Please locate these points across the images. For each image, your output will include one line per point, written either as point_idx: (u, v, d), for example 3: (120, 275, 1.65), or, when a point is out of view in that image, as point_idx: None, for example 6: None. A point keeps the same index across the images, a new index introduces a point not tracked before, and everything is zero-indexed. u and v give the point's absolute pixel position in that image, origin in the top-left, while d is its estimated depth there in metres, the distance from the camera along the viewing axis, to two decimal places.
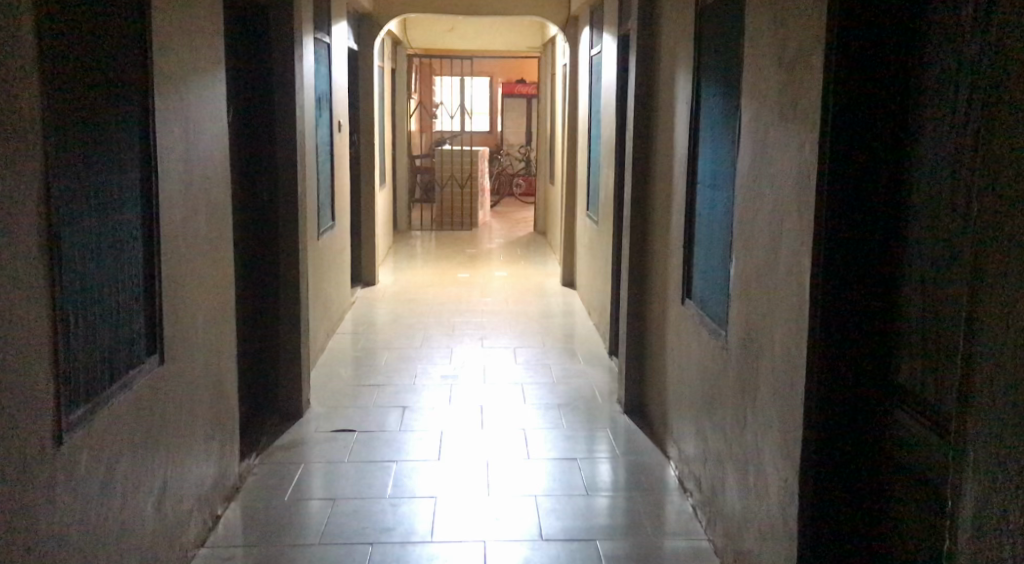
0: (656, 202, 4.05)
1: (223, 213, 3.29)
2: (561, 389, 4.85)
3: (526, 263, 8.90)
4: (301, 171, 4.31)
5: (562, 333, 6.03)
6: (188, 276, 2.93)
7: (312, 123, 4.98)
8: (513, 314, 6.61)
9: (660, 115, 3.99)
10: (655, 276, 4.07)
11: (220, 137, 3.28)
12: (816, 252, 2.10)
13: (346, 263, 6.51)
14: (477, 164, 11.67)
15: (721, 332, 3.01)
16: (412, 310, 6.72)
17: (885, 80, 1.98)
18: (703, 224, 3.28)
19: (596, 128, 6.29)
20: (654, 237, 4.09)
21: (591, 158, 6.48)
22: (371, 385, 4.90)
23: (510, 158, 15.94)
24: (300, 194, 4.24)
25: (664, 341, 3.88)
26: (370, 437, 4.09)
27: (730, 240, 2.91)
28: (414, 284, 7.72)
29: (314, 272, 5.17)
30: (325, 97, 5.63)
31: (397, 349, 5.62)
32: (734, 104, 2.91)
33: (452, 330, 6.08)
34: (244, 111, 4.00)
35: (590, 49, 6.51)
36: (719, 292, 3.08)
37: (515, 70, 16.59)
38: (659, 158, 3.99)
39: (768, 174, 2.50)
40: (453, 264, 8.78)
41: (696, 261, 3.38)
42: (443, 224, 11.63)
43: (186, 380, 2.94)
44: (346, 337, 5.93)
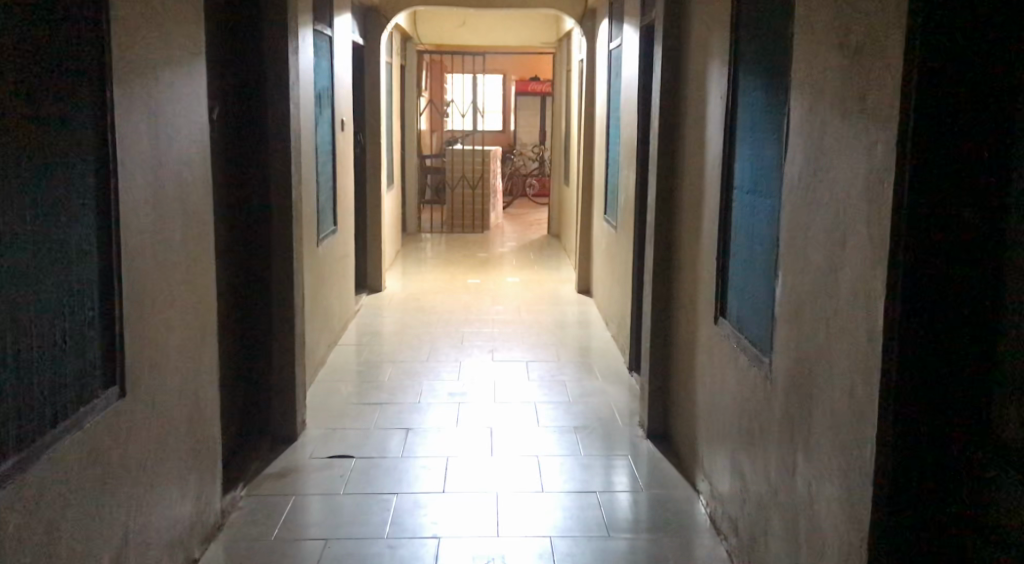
0: (684, 210, 3.69)
1: (203, 221, 2.95)
2: (578, 410, 4.48)
3: (540, 268, 8.56)
4: (295, 173, 3.96)
5: (578, 346, 5.68)
6: (159, 294, 2.59)
7: (310, 122, 4.65)
8: (525, 324, 6.26)
9: (690, 114, 3.62)
10: (682, 292, 3.70)
11: (200, 137, 2.94)
12: (891, 282, 1.72)
13: (349, 269, 6.19)
14: (489, 164, 11.34)
15: (763, 359, 2.65)
16: (419, 320, 6.38)
17: (982, 82, 1.63)
18: (741, 235, 2.92)
19: (615, 127, 5.92)
20: (682, 248, 3.72)
21: (609, 159, 6.13)
22: (373, 403, 4.56)
23: (522, 159, 15.59)
24: (295, 199, 3.90)
25: (693, 363, 3.51)
26: (369, 465, 3.74)
27: (776, 255, 2.55)
28: (422, 291, 7.39)
29: (312, 281, 4.82)
30: (324, 93, 5.24)
31: (402, 363, 5.27)
32: (781, 99, 2.55)
33: (461, 342, 5.72)
34: (232, 107, 3.65)
35: (609, 43, 6.16)
36: (761, 313, 2.71)
37: (529, 68, 16.21)
38: (688, 161, 3.63)
39: (826, 182, 2.14)
40: (463, 269, 8.44)
41: (732, 277, 3.02)
42: (454, 226, 11.31)
43: (157, 410, 2.60)
44: (349, 348, 5.60)
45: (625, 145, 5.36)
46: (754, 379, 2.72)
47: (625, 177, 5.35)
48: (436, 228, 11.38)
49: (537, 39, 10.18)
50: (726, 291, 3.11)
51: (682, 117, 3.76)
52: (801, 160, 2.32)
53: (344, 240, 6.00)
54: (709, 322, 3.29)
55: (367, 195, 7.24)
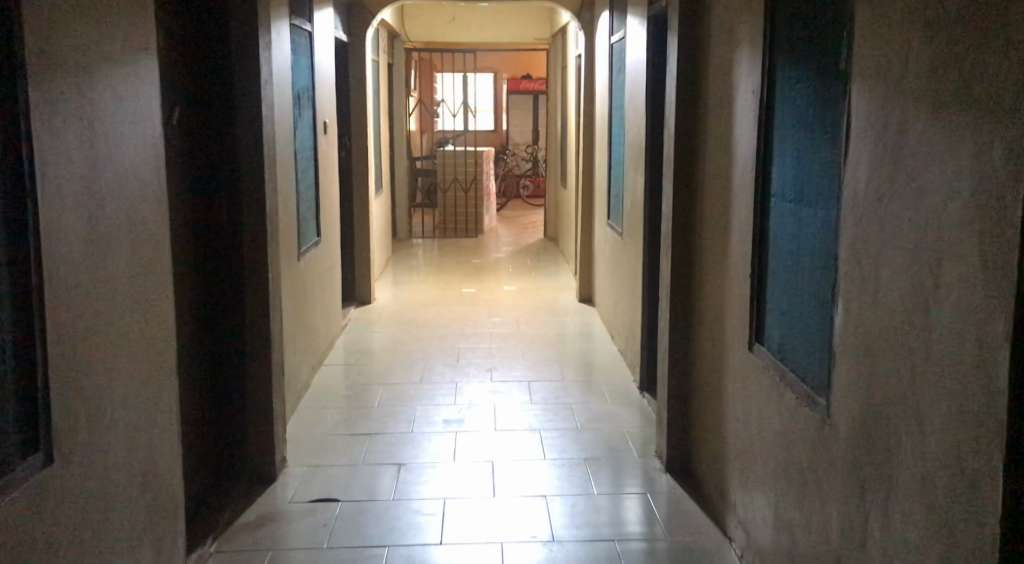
0: (707, 220, 3.28)
1: (155, 242, 2.53)
2: (586, 439, 4.06)
3: (537, 274, 8.16)
4: (270, 183, 3.54)
5: (582, 362, 5.27)
6: (100, 332, 2.18)
7: (287, 126, 4.23)
8: (525, 338, 5.85)
9: (712, 110, 3.22)
10: (705, 311, 3.30)
11: (151, 145, 2.52)
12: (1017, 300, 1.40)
13: (335, 284, 5.78)
14: (482, 166, 10.93)
15: (817, 400, 2.25)
16: (411, 335, 5.96)
17: None
18: (782, 251, 2.52)
19: (618, 125, 5.51)
20: (704, 262, 3.31)
21: (612, 160, 5.72)
22: (361, 434, 4.15)
23: (515, 159, 15.16)
24: (270, 212, 3.49)
25: (722, 393, 3.11)
26: (357, 510, 3.33)
27: (833, 277, 2.16)
28: (414, 302, 6.98)
29: (291, 300, 4.40)
30: (303, 93, 4.81)
31: (393, 386, 4.85)
32: (835, 94, 2.15)
33: (456, 360, 5.30)
34: (195, 109, 3.24)
35: (610, 36, 5.75)
36: (814, 343, 2.30)
37: (521, 65, 15.78)
38: (712, 163, 3.22)
39: (909, 189, 1.74)
40: (457, 277, 8.04)
41: (771, 299, 2.62)
42: (447, 230, 10.89)
43: (101, 470, 2.19)
44: (337, 368, 5.19)
45: (632, 145, 4.95)
46: (805, 420, 2.32)
47: (632, 181, 4.94)
48: (428, 232, 10.96)
49: (529, 34, 9.81)
50: (762, 313, 2.70)
51: (702, 114, 3.35)
52: (869, 163, 1.92)
53: (329, 252, 5.58)
54: (741, 348, 2.89)
55: (353, 201, 6.82)
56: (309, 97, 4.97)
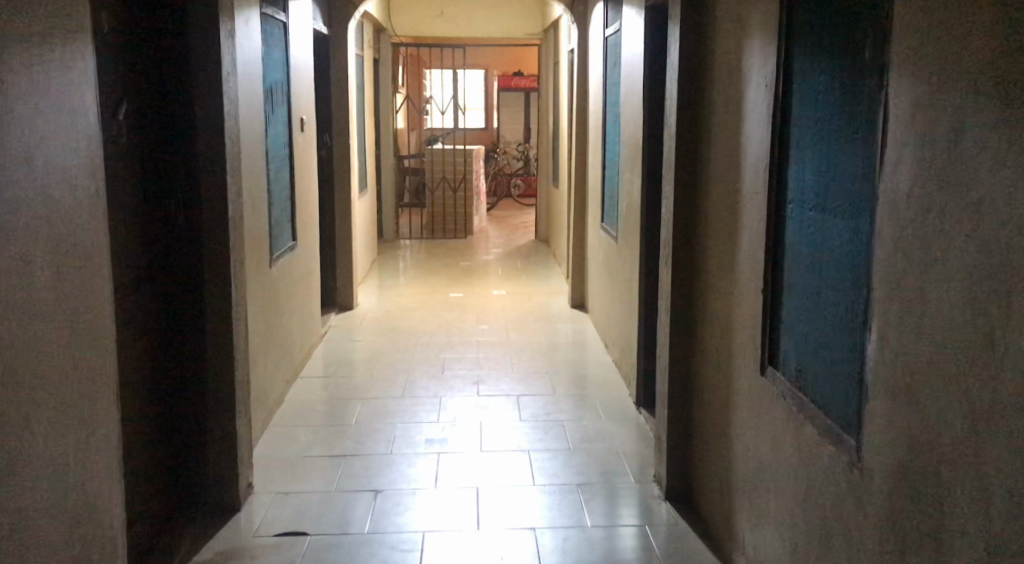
0: (712, 227, 2.99)
1: (91, 253, 2.23)
2: (579, 461, 3.76)
3: (527, 277, 7.87)
4: (233, 185, 3.24)
5: (575, 373, 4.98)
6: (17, 360, 1.87)
7: (256, 122, 3.92)
8: (514, 347, 5.55)
9: (719, 106, 2.92)
10: (710, 327, 3.01)
11: (87, 145, 2.22)
12: None
13: (314, 290, 5.47)
14: (471, 164, 10.62)
15: (842, 438, 1.96)
16: (394, 344, 5.67)
17: None
18: (802, 265, 2.23)
19: (613, 123, 5.21)
20: (709, 273, 3.03)
21: (607, 160, 5.43)
22: (337, 456, 3.85)
23: (506, 158, 14.88)
24: (233, 218, 3.19)
25: (728, 418, 2.82)
26: (327, 545, 3.03)
27: (863, 300, 1.87)
28: (399, 307, 6.68)
29: (262, 310, 4.10)
30: (275, 87, 4.51)
31: (373, 401, 4.54)
32: (866, 88, 1.87)
33: (441, 372, 5.00)
34: (146, 104, 2.93)
35: (605, 29, 5.45)
36: (840, 372, 2.01)
37: (513, 61, 15.47)
38: (718, 165, 2.94)
39: (971, 199, 1.45)
40: (444, 281, 7.73)
41: (787, 318, 2.33)
42: (435, 230, 10.59)
43: (20, 520, 1.88)
44: (314, 380, 4.89)
45: (628, 144, 4.66)
46: (827, 461, 2.03)
47: (628, 183, 4.65)
48: (416, 233, 10.66)
49: (520, 30, 9.51)
50: (776, 333, 2.41)
51: (707, 110, 3.06)
52: (913, 167, 1.63)
53: (306, 256, 5.27)
54: (750, 370, 2.60)
55: (334, 201, 6.51)
56: (283, 92, 4.67)
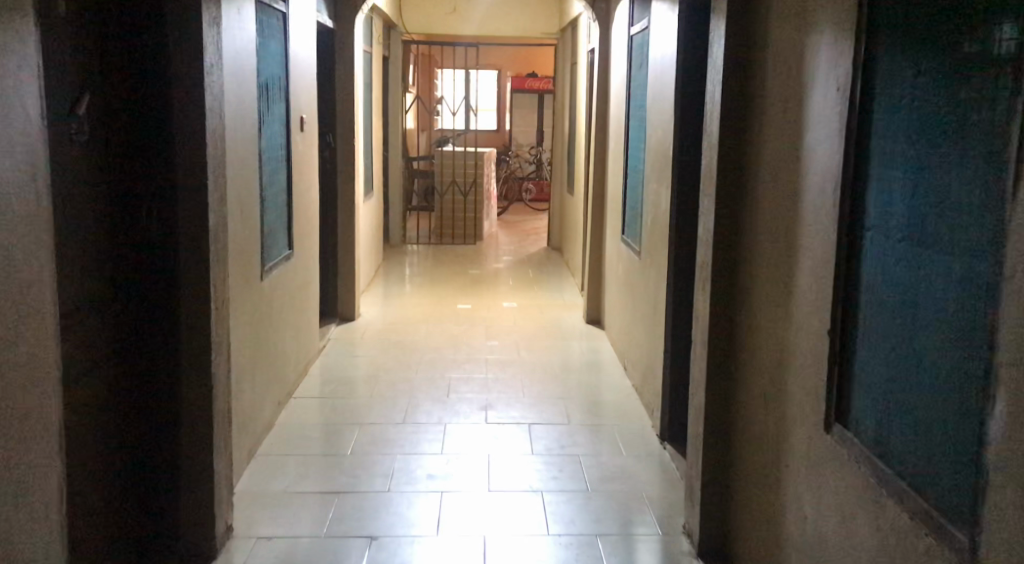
0: (760, 253, 2.61)
1: (28, 273, 1.86)
2: (598, 505, 3.38)
3: (539, 289, 7.49)
4: (216, 192, 2.87)
5: (591, 399, 4.60)
6: None
7: (247, 120, 3.55)
8: (526, 367, 5.17)
9: (772, 113, 2.54)
10: (756, 365, 2.63)
11: (27, 145, 1.85)
12: None
13: (312, 301, 5.10)
14: (482, 168, 10.24)
15: (942, 529, 1.57)
16: (397, 361, 5.28)
17: None
18: (885, 308, 1.85)
19: (638, 129, 4.83)
20: (756, 303, 2.65)
21: (629, 168, 5.04)
22: (329, 492, 3.47)
23: (518, 161, 14.53)
24: (214, 229, 2.82)
25: (778, 473, 2.43)
26: None
27: (981, 360, 1.48)
28: (404, 319, 6.30)
29: (250, 328, 3.72)
30: (272, 83, 4.14)
31: (372, 427, 4.16)
32: (988, 96, 1.49)
33: (446, 395, 4.62)
34: (113, 98, 2.57)
35: (630, 28, 5.07)
36: (939, 445, 1.62)
37: (527, 63, 15.09)
38: (769, 181, 2.56)
39: None
40: (451, 291, 7.35)
41: (862, 370, 1.95)
42: (443, 236, 10.22)
43: None
44: (308, 402, 4.51)
45: (655, 152, 4.28)
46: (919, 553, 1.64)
47: (655, 194, 4.26)
48: (423, 238, 10.29)
49: (537, 29, 9.14)
50: (846, 384, 2.02)
51: (756, 117, 2.68)
52: None
53: (304, 266, 4.89)
54: (809, 422, 2.21)
55: (337, 205, 6.12)
56: (281, 88, 4.30)
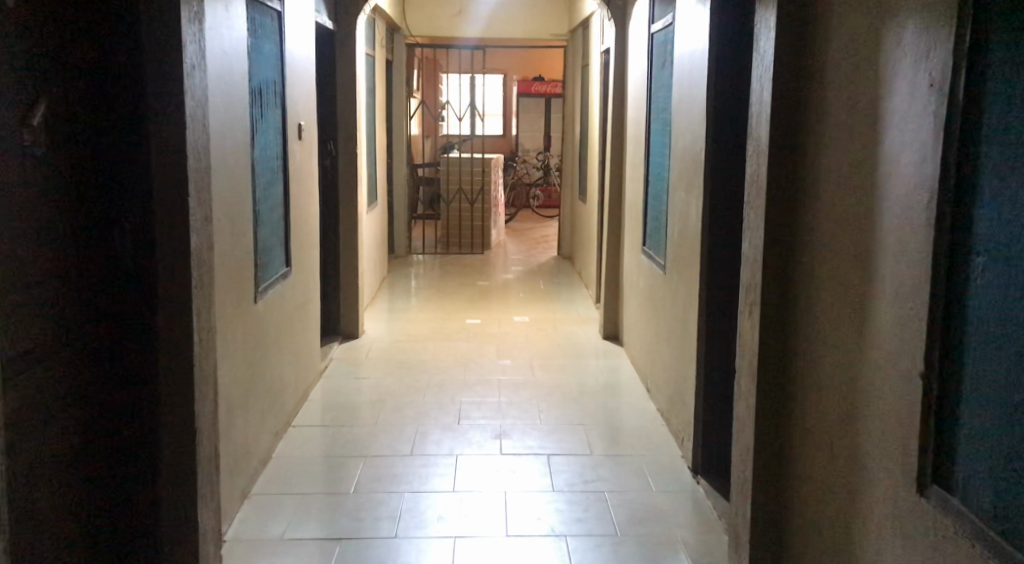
0: (821, 275, 2.28)
1: None
2: (626, 549, 3.05)
3: (551, 301, 7.16)
4: (199, 209, 2.56)
5: (613, 424, 4.27)
6: None
7: (237, 128, 3.24)
8: (541, 389, 4.84)
9: (834, 115, 2.22)
10: (818, 403, 2.29)
11: None
12: None
13: (312, 319, 4.78)
14: (490, 174, 9.92)
15: None
16: (404, 382, 4.95)
17: None
18: (1006, 352, 1.52)
19: (660, 133, 4.50)
20: (815, 331, 2.32)
21: (651, 175, 4.71)
22: (332, 537, 3.14)
23: (525, 167, 14.21)
24: (195, 251, 2.50)
25: (849, 531, 2.10)
26: None
27: None
28: (409, 335, 5.98)
29: (243, 354, 3.40)
30: (267, 87, 3.82)
31: (377, 460, 3.83)
32: None
33: (457, 421, 4.29)
34: (80, 109, 2.27)
35: (650, 25, 4.74)
36: None
37: (534, 66, 14.79)
38: (831, 193, 2.23)
39: None
40: (460, 304, 7.03)
41: (974, 423, 1.62)
42: (450, 245, 9.90)
43: None
44: (309, 430, 4.19)
45: (682, 158, 3.94)
46: None
47: (682, 204, 3.93)
48: (429, 247, 9.97)
49: (546, 30, 8.83)
50: (946, 438, 1.70)
51: (812, 119, 2.36)
52: None
53: (303, 283, 4.57)
54: (892, 477, 1.88)
55: (339, 215, 5.79)
56: (277, 92, 3.98)
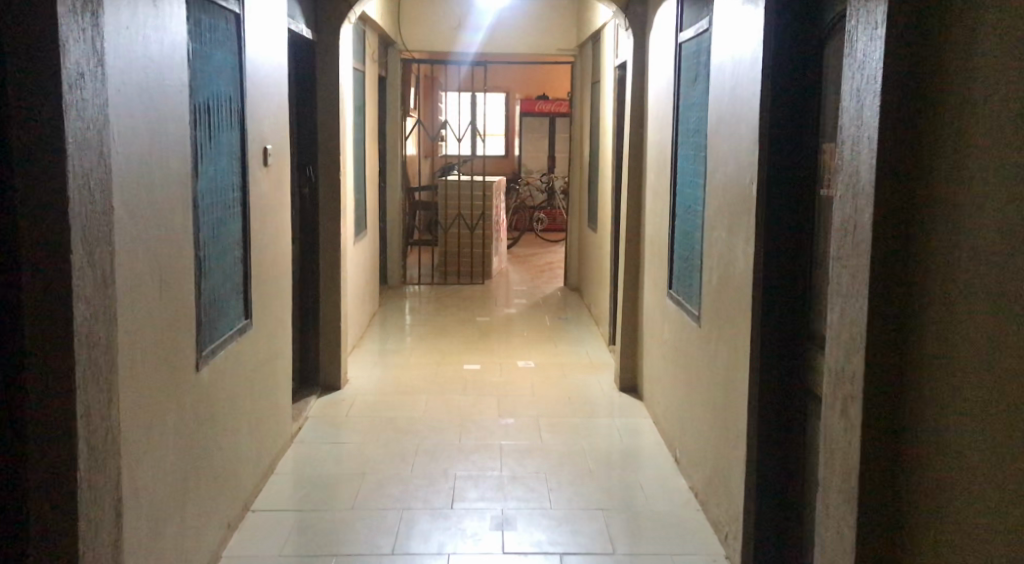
0: (965, 362, 1.58)
1: None
2: None
3: (558, 342, 6.46)
4: (88, 271, 1.86)
5: (638, 509, 3.55)
6: None
7: (170, 155, 2.56)
8: (551, 457, 4.13)
9: (991, 133, 1.52)
10: (960, 549, 1.58)
11: None
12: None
13: (282, 377, 4.07)
14: (492, 199, 9.23)
15: None
16: (390, 448, 4.24)
17: None
18: None
19: (692, 161, 3.81)
20: (949, 442, 1.62)
21: (681, 209, 4.01)
22: None
23: (528, 189, 13.52)
24: (74, 323, 1.80)
25: None
26: None
27: None
28: (400, 386, 5.27)
29: (180, 439, 2.70)
30: (220, 104, 3.15)
31: (350, 560, 3.13)
32: None
33: (450, 504, 3.59)
34: None
35: (679, 34, 4.05)
36: None
37: (538, 84, 14.17)
38: (989, 242, 1.52)
39: None
40: (457, 345, 6.33)
41: None
42: (448, 275, 9.20)
43: None
44: (274, 516, 3.48)
45: (723, 194, 3.25)
46: None
47: (725, 248, 3.23)
48: (426, 277, 9.27)
49: (551, 45, 8.18)
50: None
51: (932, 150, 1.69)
52: None
53: (269, 336, 3.87)
54: None
55: (319, 250, 5.08)
56: (233, 111, 3.31)
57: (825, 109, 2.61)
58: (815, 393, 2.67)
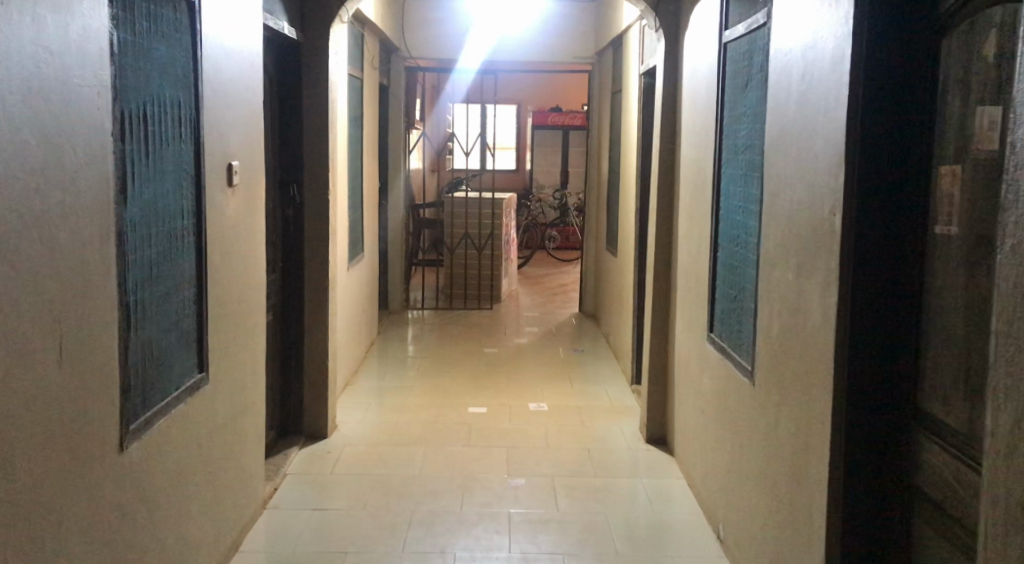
0: None
1: None
2: None
3: (573, 378, 5.81)
4: None
5: None
6: None
7: (73, 180, 1.94)
8: (569, 531, 3.49)
9: None
10: None
11: None
12: None
13: (251, 436, 3.45)
14: (501, 217, 8.60)
15: None
16: (379, 518, 3.60)
17: None
18: None
19: (742, 184, 3.16)
20: None
21: (726, 240, 3.36)
22: None
23: (540, 206, 12.87)
24: None
25: None
26: None
27: None
28: (395, 434, 4.63)
29: (92, 544, 2.08)
30: (164, 111, 2.54)
31: None
32: None
33: None
34: None
35: (725, 32, 3.41)
36: None
37: (550, 96, 13.55)
38: None
39: None
40: (462, 382, 5.69)
41: None
42: (454, 298, 8.57)
43: None
44: None
45: (789, 227, 2.61)
46: None
47: (792, 297, 2.58)
48: (430, 300, 8.64)
49: (568, 51, 7.55)
50: None
51: None
52: None
53: (234, 389, 3.24)
54: None
55: (304, 281, 4.45)
56: (183, 119, 2.69)
57: (941, 120, 1.98)
58: (923, 492, 2.04)
